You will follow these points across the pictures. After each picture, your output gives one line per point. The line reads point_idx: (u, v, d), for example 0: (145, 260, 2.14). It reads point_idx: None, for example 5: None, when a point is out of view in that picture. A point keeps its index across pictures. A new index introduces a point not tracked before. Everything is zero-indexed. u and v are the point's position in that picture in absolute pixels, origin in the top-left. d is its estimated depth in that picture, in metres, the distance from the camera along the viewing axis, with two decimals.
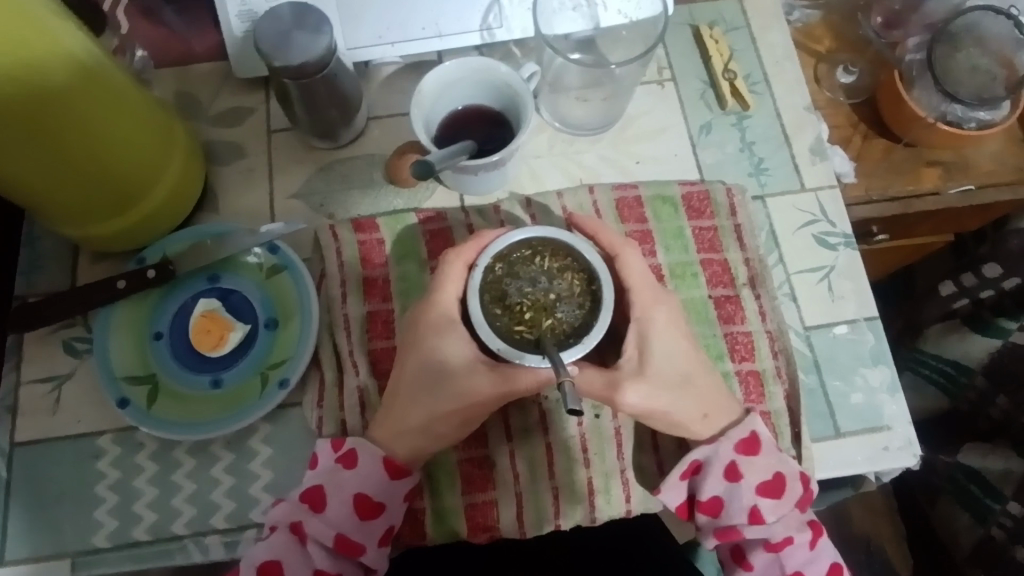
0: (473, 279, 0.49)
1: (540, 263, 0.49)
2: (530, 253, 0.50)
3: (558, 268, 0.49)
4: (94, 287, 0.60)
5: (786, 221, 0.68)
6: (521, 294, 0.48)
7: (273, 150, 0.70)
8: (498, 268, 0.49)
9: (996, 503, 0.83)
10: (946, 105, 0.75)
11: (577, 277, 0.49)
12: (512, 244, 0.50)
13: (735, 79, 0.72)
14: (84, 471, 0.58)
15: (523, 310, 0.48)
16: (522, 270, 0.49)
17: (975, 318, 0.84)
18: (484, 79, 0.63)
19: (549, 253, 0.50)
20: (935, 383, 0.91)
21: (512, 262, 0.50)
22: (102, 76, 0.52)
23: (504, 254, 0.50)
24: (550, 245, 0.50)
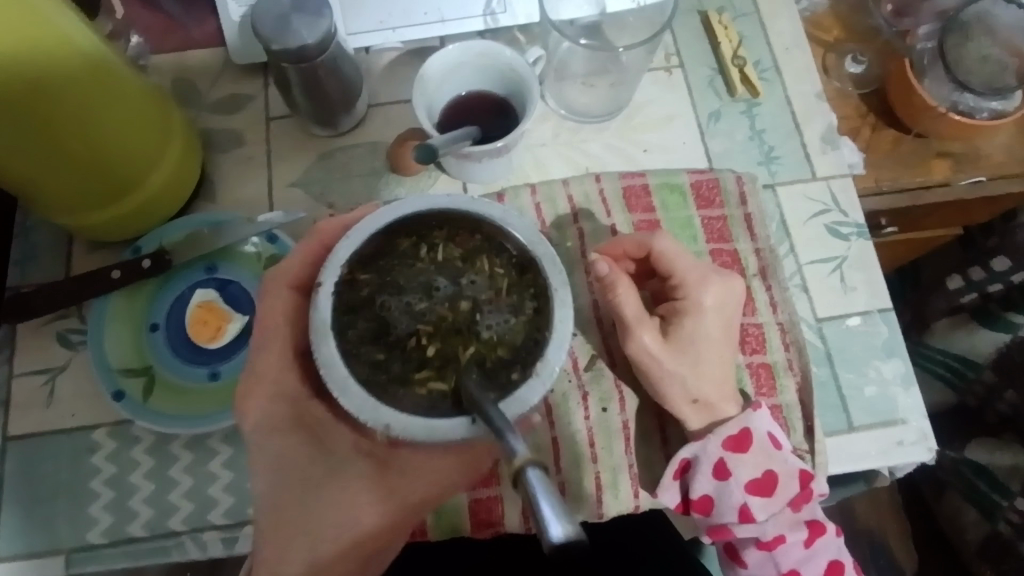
0: (320, 307, 0.38)
1: (429, 256, 0.39)
2: (412, 243, 0.39)
3: (461, 256, 0.39)
4: (88, 278, 0.59)
5: (797, 211, 0.66)
6: (412, 314, 0.38)
7: (272, 138, 0.68)
8: (363, 283, 0.39)
9: (1003, 500, 0.82)
10: (957, 95, 0.73)
11: (491, 261, 0.39)
12: (378, 244, 0.39)
13: (745, 66, 0.70)
14: (79, 465, 0.57)
15: (420, 342, 0.37)
16: (402, 276, 0.39)
17: (983, 311, 0.83)
18: (488, 65, 0.61)
19: (442, 236, 0.40)
20: (942, 379, 0.89)
21: (385, 267, 0.39)
22: (97, 65, 0.50)
23: (370, 256, 0.39)
24: (438, 233, 0.40)
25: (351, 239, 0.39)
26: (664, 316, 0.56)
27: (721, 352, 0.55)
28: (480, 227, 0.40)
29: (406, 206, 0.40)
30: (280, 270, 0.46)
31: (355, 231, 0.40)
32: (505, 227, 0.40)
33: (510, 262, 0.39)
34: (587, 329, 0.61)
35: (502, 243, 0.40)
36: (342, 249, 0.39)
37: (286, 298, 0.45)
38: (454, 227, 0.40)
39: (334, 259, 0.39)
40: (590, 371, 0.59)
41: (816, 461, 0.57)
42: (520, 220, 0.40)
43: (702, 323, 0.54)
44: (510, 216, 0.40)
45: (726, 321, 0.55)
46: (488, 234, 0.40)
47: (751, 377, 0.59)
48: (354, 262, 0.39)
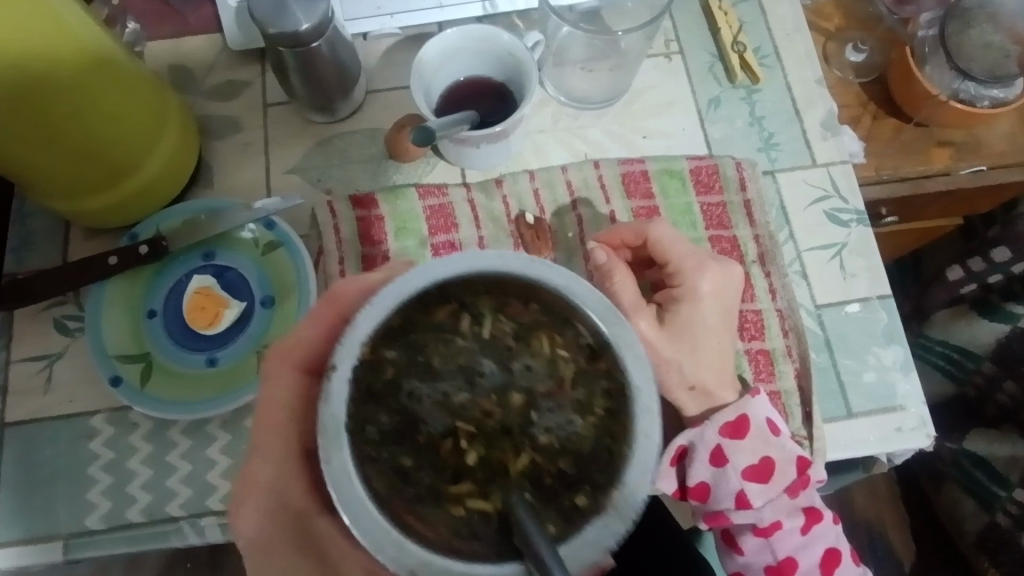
0: (332, 397, 0.33)
1: (472, 331, 0.34)
2: (452, 314, 0.35)
3: (512, 334, 0.35)
4: (84, 264, 0.59)
5: (797, 198, 0.66)
6: (449, 405, 0.33)
7: (270, 125, 0.68)
8: (389, 362, 0.34)
9: (1002, 491, 0.82)
10: (958, 82, 0.73)
11: (549, 337, 0.35)
12: (404, 318, 0.35)
13: (745, 52, 0.69)
14: (77, 451, 0.57)
15: (458, 444, 0.33)
16: (438, 357, 0.34)
17: (983, 303, 0.83)
18: (487, 50, 0.61)
19: (490, 306, 0.35)
20: (941, 369, 0.89)
21: (417, 341, 0.34)
22: (93, 49, 0.50)
23: (401, 328, 0.35)
24: (484, 308, 0.35)
25: (379, 307, 0.35)
26: (661, 304, 0.56)
27: (718, 339, 0.55)
28: (535, 297, 0.35)
29: (444, 268, 0.35)
30: (281, 347, 0.42)
31: (383, 296, 0.35)
32: (570, 301, 0.35)
33: (575, 344, 0.35)
34: None
35: (563, 318, 0.35)
36: (366, 321, 0.34)
37: (291, 380, 0.41)
38: (500, 297, 0.35)
39: (355, 331, 0.34)
40: None
41: (814, 447, 0.56)
42: (588, 292, 0.35)
43: (700, 309, 0.55)
44: (575, 285, 0.36)
45: (724, 309, 0.56)
46: (546, 308, 0.35)
47: (750, 363, 0.59)
48: (380, 336, 0.34)
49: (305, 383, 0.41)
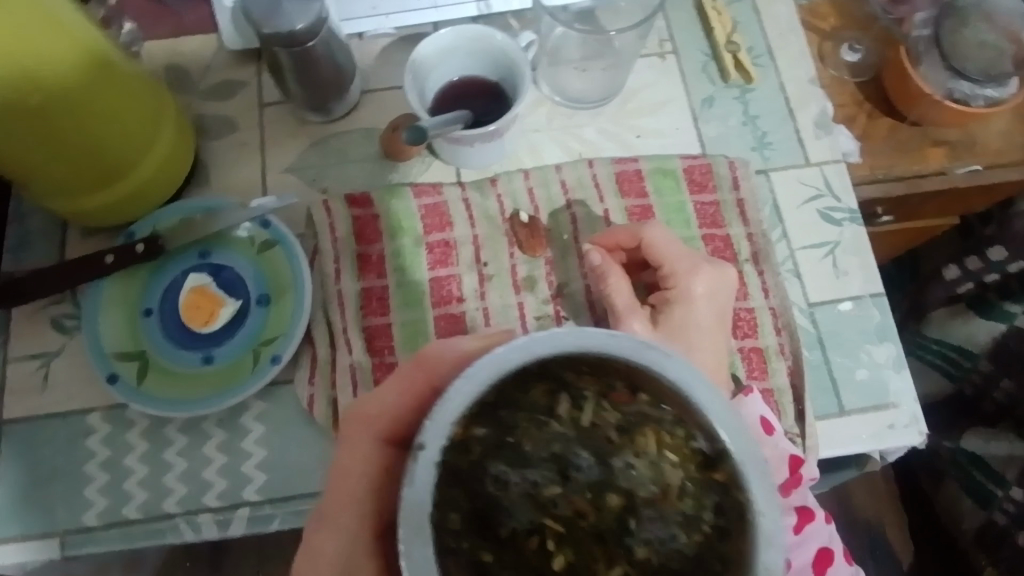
0: (413, 481, 0.27)
1: (570, 416, 0.28)
2: (549, 394, 0.29)
3: (616, 427, 0.28)
4: (81, 263, 0.59)
5: (790, 196, 0.66)
6: (537, 501, 0.27)
7: (266, 124, 0.68)
8: (476, 441, 0.28)
9: (999, 488, 0.82)
10: (953, 82, 0.73)
11: (659, 435, 0.28)
12: (497, 390, 0.29)
13: (739, 52, 0.70)
14: (74, 448, 0.57)
15: (543, 547, 0.27)
16: (529, 442, 0.28)
17: (982, 301, 0.82)
18: (481, 49, 0.61)
19: (594, 389, 0.29)
20: (936, 366, 0.90)
21: (508, 422, 0.28)
22: (87, 48, 0.50)
23: (491, 404, 0.29)
24: (589, 390, 0.29)
25: (469, 378, 0.29)
26: (655, 306, 0.57)
27: (710, 336, 0.55)
28: (646, 385, 0.29)
29: (546, 339, 0.29)
30: (363, 412, 0.39)
31: (476, 366, 0.29)
32: (687, 398, 0.29)
33: (689, 450, 0.28)
34: (579, 314, 0.61)
35: (677, 415, 0.29)
36: (455, 394, 0.28)
37: (370, 450, 0.38)
38: (606, 379, 0.29)
39: (443, 403, 0.28)
40: None
41: (807, 445, 0.57)
42: (711, 392, 0.29)
43: (692, 309, 0.55)
44: (697, 381, 0.29)
45: (717, 309, 0.56)
46: (660, 400, 0.29)
47: (743, 361, 0.59)
48: (468, 412, 0.28)
49: (386, 455, 0.37)
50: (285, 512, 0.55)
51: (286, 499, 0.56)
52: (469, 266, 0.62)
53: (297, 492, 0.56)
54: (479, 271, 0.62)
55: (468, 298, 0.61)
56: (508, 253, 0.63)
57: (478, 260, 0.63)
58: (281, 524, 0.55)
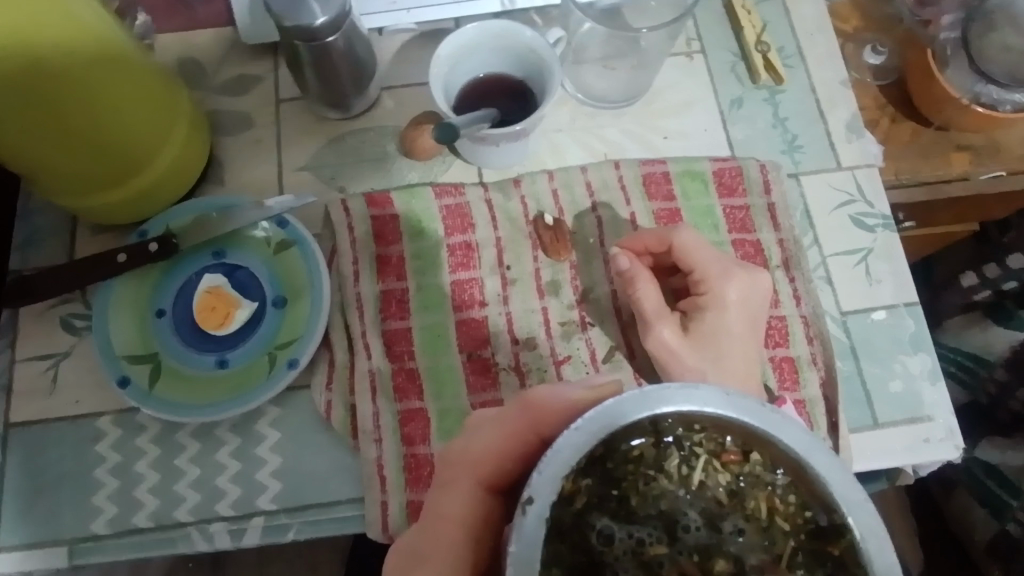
0: (522, 534, 0.25)
1: (679, 473, 0.26)
2: (657, 447, 0.27)
3: (727, 488, 0.26)
4: (94, 261, 0.57)
5: (821, 201, 0.64)
6: (645, 560, 0.25)
7: (282, 121, 0.66)
8: (582, 492, 0.26)
9: (1014, 499, 0.76)
10: (980, 86, 0.70)
11: (770, 501, 0.26)
12: (599, 441, 0.27)
13: (768, 52, 0.68)
14: (84, 453, 0.55)
15: None
16: (636, 498, 0.26)
17: (998, 308, 0.77)
18: (508, 46, 0.59)
19: (705, 447, 0.27)
20: (950, 376, 0.83)
21: (617, 477, 0.26)
22: (101, 38, 0.48)
23: (598, 456, 0.27)
24: (700, 445, 0.27)
25: (580, 429, 0.27)
26: (685, 312, 0.55)
27: (740, 345, 0.53)
28: (759, 447, 0.27)
29: (658, 393, 0.27)
30: (464, 454, 0.39)
31: (586, 418, 0.27)
32: (803, 463, 0.26)
33: (802, 520, 0.26)
34: (605, 320, 0.59)
35: (790, 482, 0.26)
36: (565, 446, 0.27)
37: (471, 495, 0.37)
38: (718, 435, 0.27)
39: (552, 454, 0.26)
40: (609, 363, 0.58)
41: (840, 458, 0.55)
42: (832, 461, 0.26)
43: (724, 317, 0.53)
44: (817, 447, 0.26)
45: (750, 317, 0.54)
46: (773, 464, 0.27)
47: (774, 371, 0.58)
48: (577, 464, 0.26)
49: (487, 502, 0.37)
50: (300, 522, 0.54)
51: (302, 509, 0.54)
52: (491, 270, 0.61)
53: (314, 502, 0.54)
54: (501, 274, 0.60)
55: (489, 302, 0.60)
56: (531, 256, 0.61)
57: (500, 263, 0.61)
58: (297, 533, 0.54)
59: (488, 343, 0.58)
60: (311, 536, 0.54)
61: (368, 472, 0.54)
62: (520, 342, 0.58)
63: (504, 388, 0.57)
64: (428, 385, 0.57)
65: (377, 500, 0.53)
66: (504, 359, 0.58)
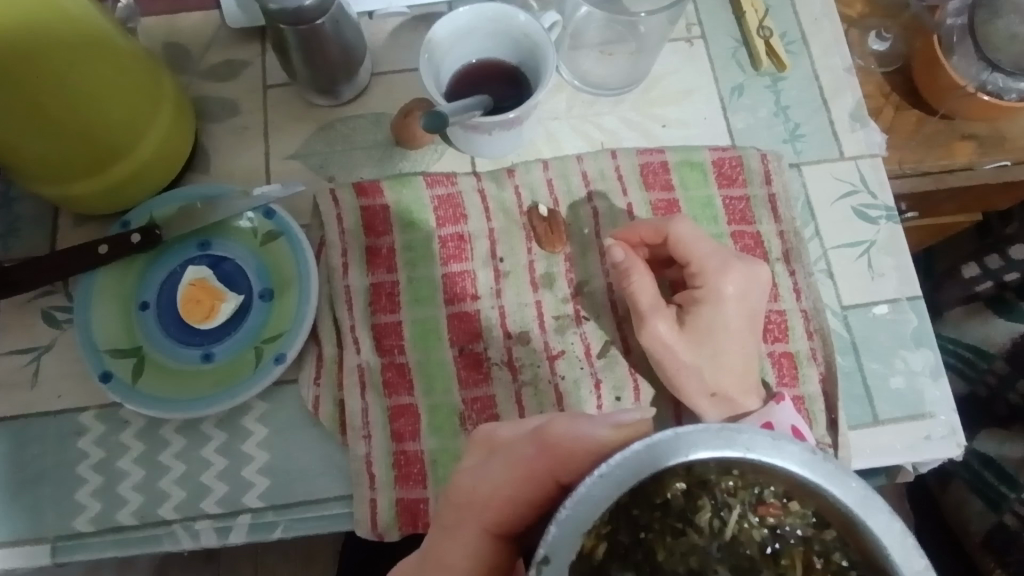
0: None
1: (710, 527, 0.26)
2: (689, 494, 0.26)
3: (759, 544, 0.25)
4: (73, 252, 0.55)
5: (822, 192, 0.63)
6: None
7: (270, 107, 0.64)
8: (604, 545, 0.25)
9: (1011, 491, 0.74)
10: (986, 74, 0.68)
11: (807, 558, 0.25)
12: (625, 488, 0.26)
13: (771, 37, 0.66)
14: (67, 449, 0.54)
15: None
16: (663, 552, 0.25)
17: (998, 300, 0.77)
18: (502, 30, 0.57)
19: (741, 498, 0.26)
20: (950, 367, 0.81)
21: (642, 525, 0.26)
22: (83, 23, 0.46)
23: (623, 503, 0.26)
24: (738, 494, 0.26)
25: (603, 477, 0.25)
26: (681, 305, 0.53)
27: (735, 340, 0.52)
28: (803, 498, 0.26)
29: (696, 435, 0.26)
30: (471, 498, 0.38)
31: (611, 465, 0.26)
32: (856, 520, 0.25)
33: None
34: (599, 314, 0.58)
35: (837, 536, 0.25)
36: (588, 497, 0.25)
37: (477, 543, 0.36)
38: (759, 483, 0.26)
39: (574, 505, 0.25)
40: (603, 358, 0.56)
41: (839, 456, 0.54)
42: (890, 521, 0.24)
43: (721, 311, 0.51)
44: (874, 505, 0.25)
45: (748, 311, 0.53)
46: (818, 516, 0.25)
47: (772, 366, 0.56)
48: (601, 516, 0.25)
49: (494, 548, 0.36)
50: (288, 519, 0.53)
51: (290, 505, 0.53)
52: (483, 262, 0.59)
53: (302, 499, 0.53)
54: (494, 267, 0.59)
55: (482, 295, 0.58)
56: (525, 248, 0.59)
57: (493, 255, 0.59)
58: (284, 531, 0.53)
59: (480, 337, 0.57)
60: (299, 533, 0.53)
61: (356, 468, 0.53)
62: (513, 336, 0.57)
63: (496, 383, 0.56)
64: (418, 380, 0.56)
65: (366, 497, 0.52)
66: (496, 354, 0.56)
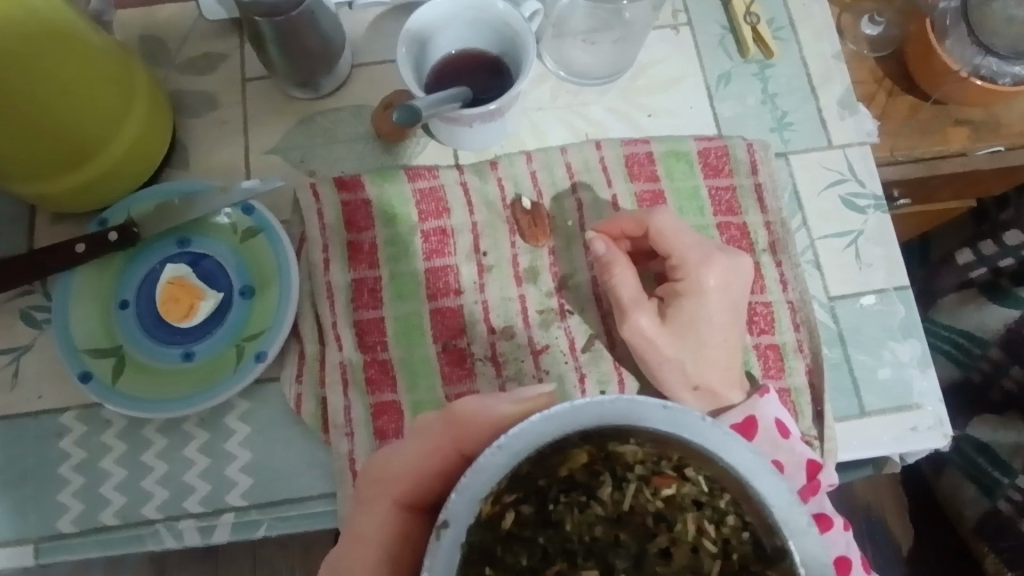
0: (437, 556, 0.27)
1: (611, 499, 0.29)
2: (591, 466, 0.29)
3: (654, 513, 0.29)
4: (49, 252, 0.55)
5: (811, 181, 0.62)
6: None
7: (249, 101, 0.63)
8: (509, 513, 0.28)
9: (1005, 477, 0.73)
10: (980, 58, 0.67)
11: (698, 522, 0.28)
12: (524, 457, 0.29)
13: (759, 24, 0.65)
14: (48, 449, 0.54)
15: None
16: (570, 521, 0.29)
17: (993, 287, 0.75)
18: (482, 20, 0.56)
19: (638, 471, 0.29)
20: (944, 353, 0.80)
21: (552, 498, 0.29)
22: (49, 18, 0.45)
23: (525, 473, 0.29)
24: (640, 462, 0.29)
25: (502, 448, 0.29)
26: (663, 298, 0.53)
27: (720, 333, 0.51)
28: (696, 465, 0.29)
29: (592, 406, 0.29)
30: (382, 471, 0.37)
31: (510, 436, 0.29)
32: (746, 483, 0.28)
33: (739, 538, 0.28)
34: (584, 308, 0.57)
35: (730, 501, 0.28)
36: (489, 466, 0.28)
37: (387, 514, 0.36)
38: (659, 452, 0.29)
39: (475, 474, 0.28)
40: (588, 352, 0.56)
41: (825, 448, 0.54)
42: (777, 481, 0.28)
43: (704, 304, 0.51)
44: (762, 468, 0.28)
45: (732, 303, 0.52)
46: (712, 482, 0.29)
47: (758, 359, 0.56)
48: (499, 484, 0.28)
49: (404, 519, 0.36)
50: (271, 518, 0.52)
51: (273, 505, 0.53)
52: (467, 256, 0.58)
53: (285, 497, 0.53)
54: (478, 261, 0.58)
55: (465, 290, 0.57)
56: (509, 242, 0.59)
57: (476, 249, 0.59)
58: (268, 530, 0.52)
59: (464, 333, 0.56)
60: (284, 531, 0.53)
61: (339, 467, 0.52)
62: (497, 331, 0.56)
63: (480, 379, 0.55)
64: (401, 376, 0.55)
65: (349, 496, 0.52)
66: (480, 350, 0.56)
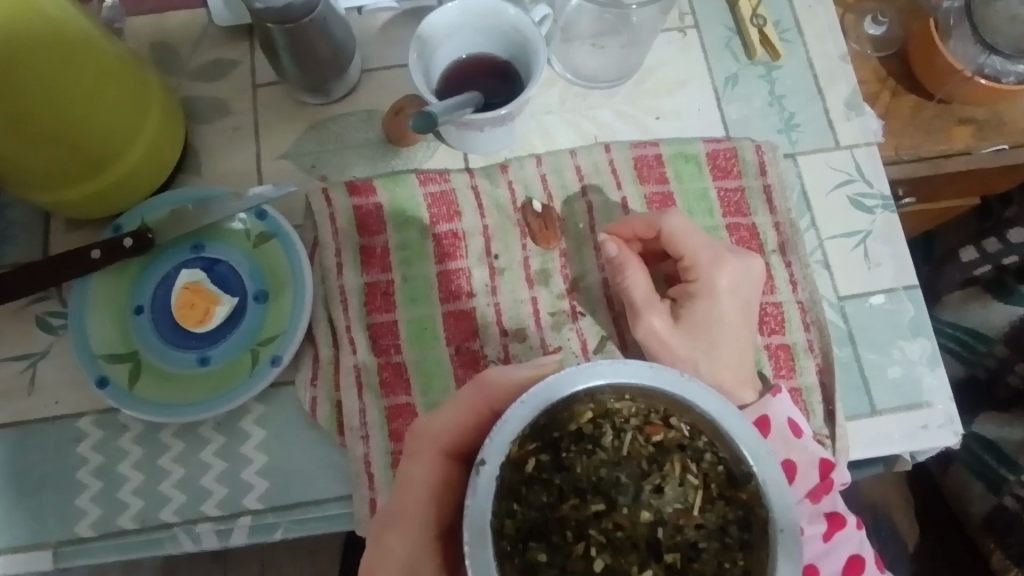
0: (478, 490, 0.31)
1: (613, 446, 0.32)
2: (595, 418, 0.33)
3: (648, 457, 0.32)
4: (67, 259, 0.55)
5: (819, 181, 0.62)
6: (584, 511, 0.32)
7: (260, 107, 0.64)
8: (529, 458, 0.32)
9: (1010, 473, 0.74)
10: (984, 57, 0.67)
11: (684, 462, 0.32)
12: (540, 410, 0.33)
13: (765, 26, 0.65)
14: (66, 455, 0.54)
15: (588, 551, 0.31)
16: (580, 466, 0.32)
17: (998, 284, 0.75)
18: (491, 25, 0.57)
19: (633, 420, 0.33)
20: (949, 352, 0.80)
21: (563, 447, 0.33)
22: (63, 26, 0.45)
23: (542, 425, 0.33)
24: (633, 410, 0.33)
25: (524, 403, 0.33)
26: (676, 299, 0.53)
27: (732, 333, 0.51)
28: (679, 414, 0.33)
29: (593, 368, 0.33)
30: (426, 430, 0.40)
31: (531, 393, 0.33)
32: (719, 427, 0.32)
33: (716, 471, 0.32)
34: (596, 309, 0.57)
35: (708, 442, 0.33)
36: (512, 417, 0.33)
37: (434, 465, 0.39)
38: (648, 404, 0.33)
39: (503, 424, 0.32)
40: (600, 354, 0.56)
41: (837, 447, 0.54)
42: (739, 420, 0.33)
43: (716, 304, 0.51)
44: (728, 411, 0.33)
45: (743, 303, 0.52)
46: (694, 428, 0.33)
47: (769, 359, 0.56)
48: (522, 431, 0.33)
49: (450, 468, 0.40)
50: (288, 521, 0.53)
51: (289, 507, 0.53)
52: (478, 260, 0.59)
53: (300, 500, 0.53)
54: (489, 264, 0.59)
55: (477, 293, 0.58)
56: (520, 244, 0.59)
57: (487, 252, 0.59)
58: (285, 532, 0.53)
59: (477, 335, 0.57)
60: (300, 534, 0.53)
61: (355, 469, 0.53)
62: (509, 334, 0.57)
63: None
64: (415, 379, 0.56)
65: (366, 497, 0.52)
66: (492, 352, 0.56)
